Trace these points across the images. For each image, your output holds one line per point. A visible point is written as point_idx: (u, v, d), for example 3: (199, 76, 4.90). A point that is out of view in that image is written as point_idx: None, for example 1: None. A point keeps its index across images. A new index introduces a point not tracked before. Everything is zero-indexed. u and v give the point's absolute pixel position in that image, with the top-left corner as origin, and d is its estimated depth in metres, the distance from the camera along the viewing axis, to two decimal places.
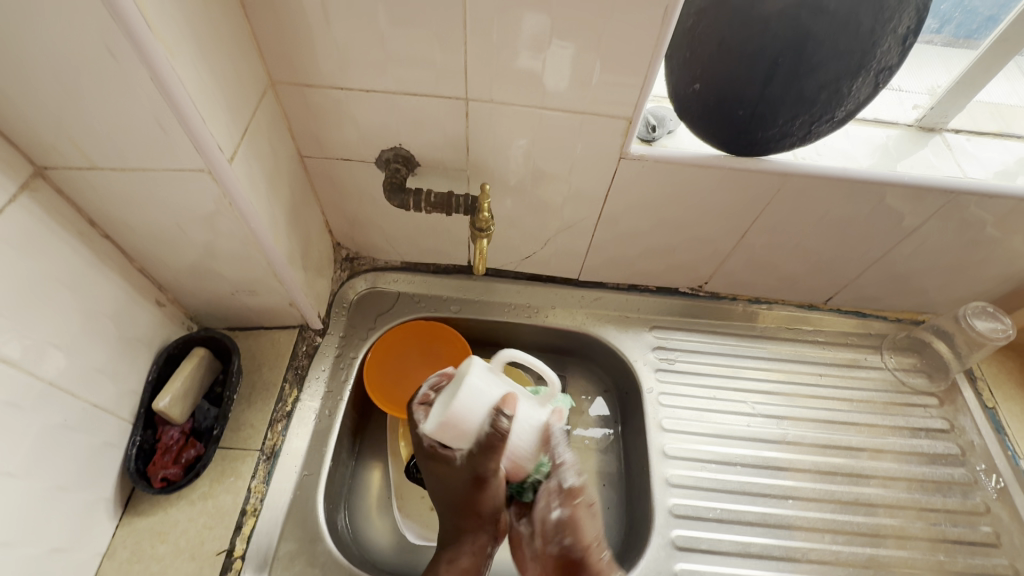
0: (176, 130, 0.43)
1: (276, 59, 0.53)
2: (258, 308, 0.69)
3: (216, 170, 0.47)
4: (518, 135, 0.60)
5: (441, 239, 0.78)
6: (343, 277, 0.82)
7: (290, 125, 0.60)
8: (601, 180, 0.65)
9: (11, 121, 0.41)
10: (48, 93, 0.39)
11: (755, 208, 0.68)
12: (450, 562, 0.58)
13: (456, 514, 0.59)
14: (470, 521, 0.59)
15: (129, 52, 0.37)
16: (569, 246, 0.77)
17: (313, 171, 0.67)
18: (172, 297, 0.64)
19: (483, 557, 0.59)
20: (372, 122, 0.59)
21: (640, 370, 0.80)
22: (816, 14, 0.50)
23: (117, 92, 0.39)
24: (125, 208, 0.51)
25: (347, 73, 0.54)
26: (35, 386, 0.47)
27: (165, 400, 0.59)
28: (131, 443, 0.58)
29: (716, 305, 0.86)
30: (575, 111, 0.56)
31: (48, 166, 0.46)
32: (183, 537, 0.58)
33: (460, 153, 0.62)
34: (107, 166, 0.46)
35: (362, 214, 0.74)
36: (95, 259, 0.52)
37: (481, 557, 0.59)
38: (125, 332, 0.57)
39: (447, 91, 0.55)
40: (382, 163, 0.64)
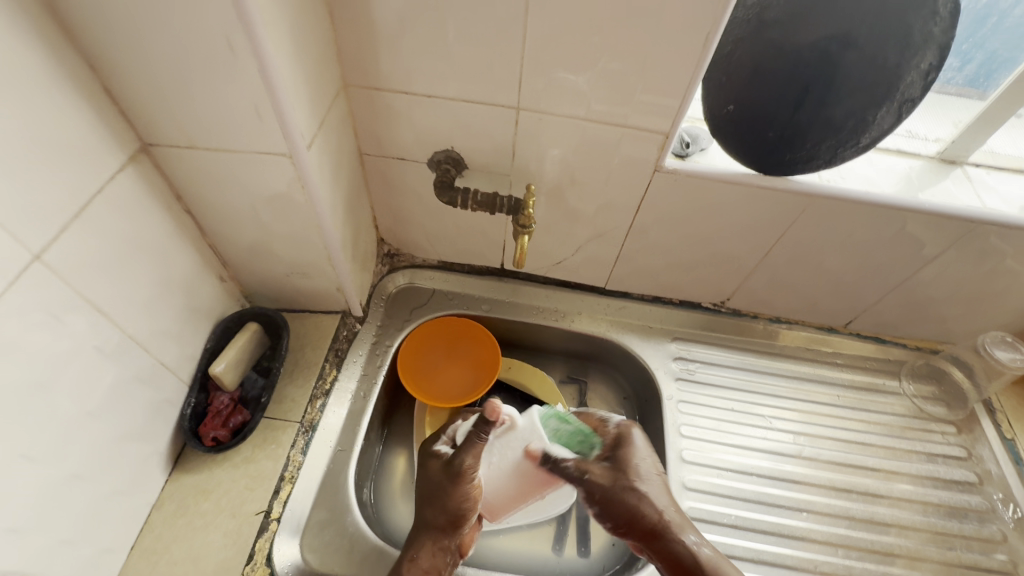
0: (269, 117, 0.48)
1: (352, 63, 0.59)
2: (307, 292, 0.74)
3: (296, 155, 0.52)
4: (562, 144, 0.65)
5: (478, 240, 0.83)
6: (383, 271, 0.87)
7: (355, 124, 0.66)
8: (635, 191, 0.69)
9: (131, 100, 0.47)
10: (168, 78, 0.45)
11: (779, 226, 0.72)
12: (412, 561, 0.60)
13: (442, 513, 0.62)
14: (439, 534, 0.62)
15: (244, 45, 0.42)
16: (599, 254, 0.82)
17: (369, 169, 0.73)
18: (233, 274, 0.70)
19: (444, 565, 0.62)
20: (429, 124, 0.65)
21: (661, 378, 0.82)
22: (843, 48, 0.54)
23: (226, 81, 0.45)
24: (210, 187, 0.56)
25: (414, 78, 0.60)
26: (118, 337, 0.52)
27: (221, 365, 0.63)
28: (187, 403, 0.62)
29: (737, 321, 0.89)
30: (617, 124, 0.61)
31: (152, 142, 0.51)
32: (226, 496, 0.61)
33: (506, 158, 0.68)
34: (202, 146, 0.52)
35: (408, 212, 0.79)
36: (176, 231, 0.58)
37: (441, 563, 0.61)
38: (191, 300, 0.62)
39: (502, 99, 0.61)
40: (434, 164, 0.70)
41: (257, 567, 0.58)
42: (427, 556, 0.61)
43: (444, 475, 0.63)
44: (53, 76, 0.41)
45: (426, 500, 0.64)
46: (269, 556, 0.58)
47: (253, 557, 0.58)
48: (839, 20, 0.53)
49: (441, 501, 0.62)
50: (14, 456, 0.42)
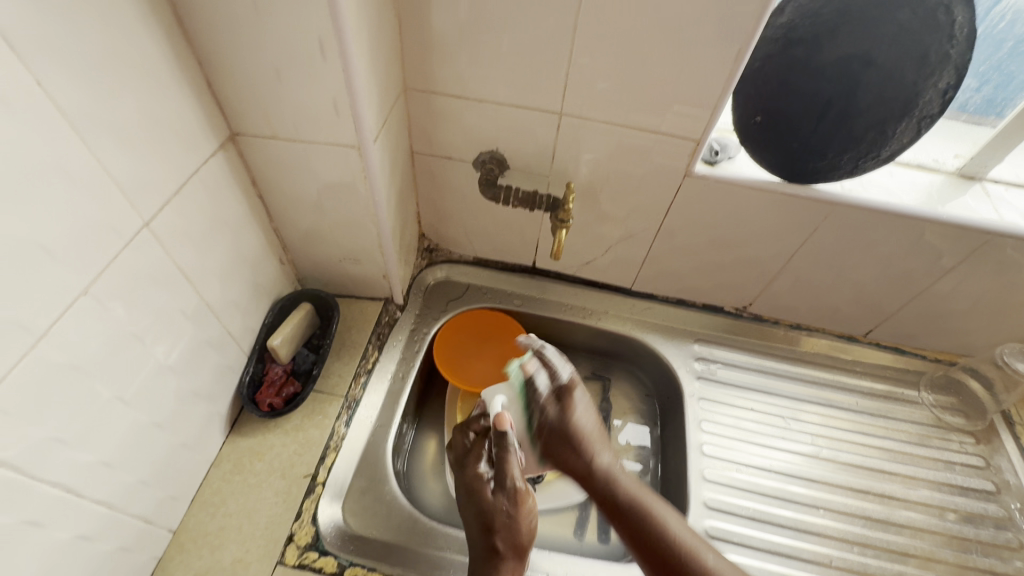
0: (345, 111, 0.54)
1: (414, 69, 0.66)
2: (355, 278, 0.80)
3: (363, 147, 0.58)
4: (599, 148, 0.70)
5: (513, 238, 0.88)
6: (422, 264, 0.93)
7: (410, 124, 0.73)
8: (666, 194, 0.74)
9: (228, 93, 0.54)
10: (263, 74, 0.52)
11: (803, 233, 0.75)
12: None
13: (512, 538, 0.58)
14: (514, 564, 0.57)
15: (331, 46, 0.48)
16: (627, 255, 0.86)
17: (418, 167, 0.79)
18: (290, 258, 0.76)
19: None
20: (477, 126, 0.71)
21: (682, 376, 0.86)
22: (866, 66, 0.59)
23: (312, 77, 0.51)
24: (283, 174, 0.63)
25: (468, 84, 0.66)
26: (197, 303, 0.58)
27: (277, 339, 0.69)
28: (245, 372, 0.68)
29: (759, 326, 0.92)
30: (652, 130, 0.66)
31: (239, 132, 0.58)
32: (278, 458, 0.66)
33: (546, 160, 0.73)
34: (282, 136, 0.58)
35: (450, 209, 0.85)
36: (250, 212, 0.65)
37: None
38: (256, 278, 0.69)
39: (547, 104, 0.66)
40: (479, 163, 0.76)
41: (304, 524, 0.62)
42: None
43: (503, 497, 0.61)
44: (171, 69, 0.48)
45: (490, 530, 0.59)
46: (314, 516, 0.63)
47: (300, 516, 0.62)
48: (861, 39, 0.57)
49: (510, 529, 0.58)
50: (114, 397, 0.48)
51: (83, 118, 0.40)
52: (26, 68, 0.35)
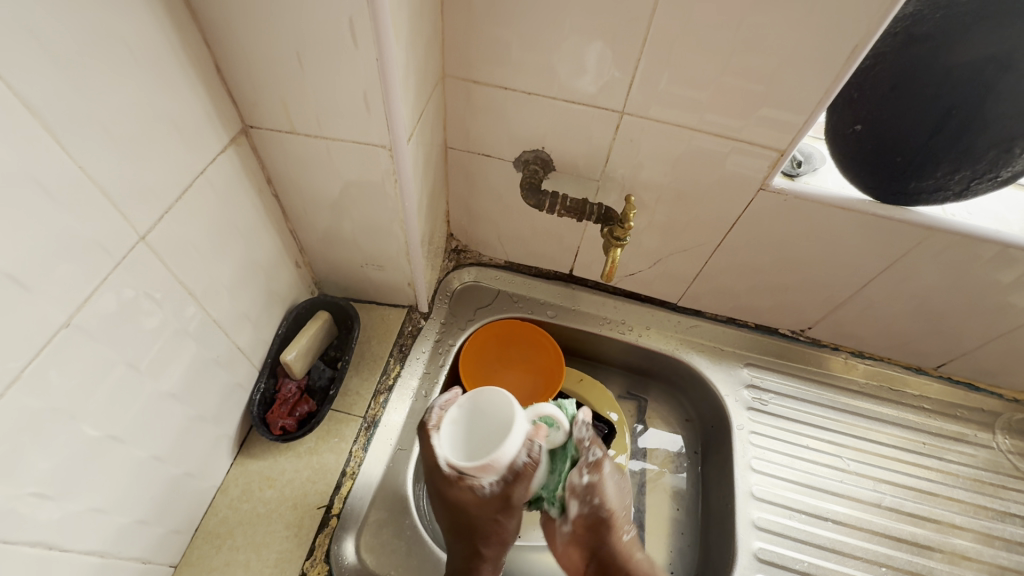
0: (377, 106, 0.46)
1: (455, 54, 0.56)
2: (378, 283, 0.72)
3: (395, 147, 0.50)
4: (662, 153, 0.61)
5: (551, 243, 0.79)
6: (449, 266, 0.85)
7: (446, 116, 0.64)
8: (733, 207, 0.65)
9: (240, 80, 0.46)
10: (281, 58, 0.43)
11: (887, 258, 0.66)
12: None
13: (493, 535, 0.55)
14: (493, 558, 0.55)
15: (366, 29, 0.40)
16: (678, 270, 0.77)
17: (451, 163, 0.70)
18: (308, 260, 0.69)
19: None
20: (523, 122, 0.62)
21: (731, 406, 0.78)
22: (1002, 71, 0.47)
23: (340, 66, 0.43)
24: (301, 172, 0.55)
25: (517, 74, 0.57)
26: (203, 320, 0.51)
27: (292, 353, 0.63)
28: (256, 389, 0.61)
29: (816, 351, 0.84)
30: (728, 136, 0.57)
31: (253, 125, 0.50)
32: (290, 485, 0.61)
33: (598, 163, 0.64)
34: (302, 132, 0.50)
35: (483, 210, 0.77)
36: (263, 214, 0.57)
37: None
38: (269, 285, 0.62)
39: (607, 101, 0.57)
40: (521, 163, 0.67)
41: (317, 563, 0.56)
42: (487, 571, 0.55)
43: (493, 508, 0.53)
44: (172, 51, 0.40)
45: (473, 529, 0.54)
46: (328, 553, 0.57)
47: (313, 553, 0.57)
48: (1003, 36, 0.46)
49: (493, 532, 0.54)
50: (108, 438, 0.42)
51: (62, 117, 0.32)
52: None
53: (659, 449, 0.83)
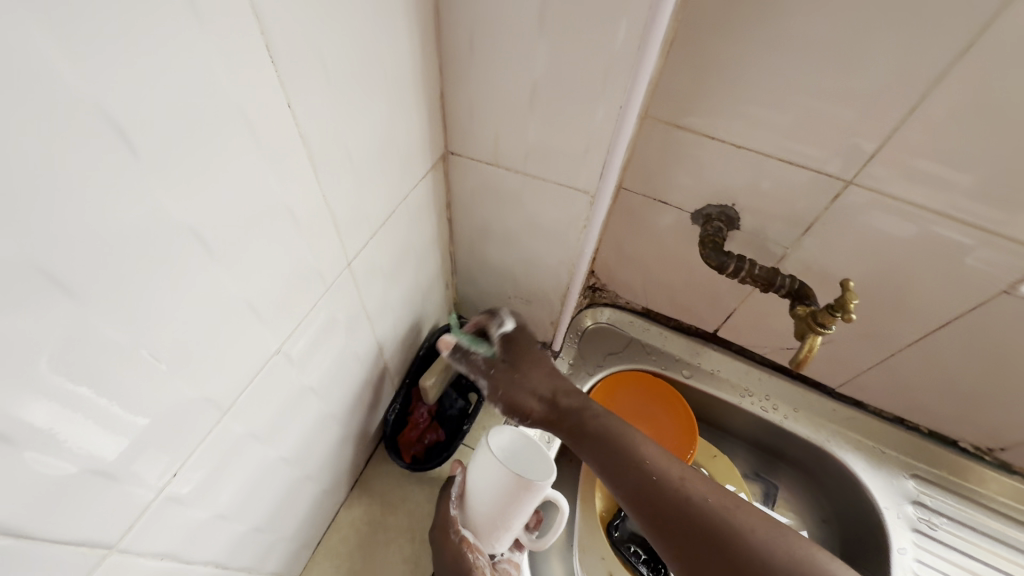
0: (599, 152, 0.42)
1: (667, 95, 0.51)
2: (519, 317, 0.69)
3: (599, 194, 0.46)
4: (885, 233, 0.52)
5: (704, 300, 0.72)
6: (582, 304, 0.80)
7: (631, 157, 0.59)
8: (955, 306, 0.55)
9: (459, 107, 0.43)
10: (513, 93, 0.40)
11: None
12: None
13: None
14: None
15: (624, 74, 0.36)
16: (850, 356, 0.68)
17: (619, 203, 0.66)
18: (455, 283, 0.67)
19: None
20: (720, 175, 0.56)
21: (891, 523, 0.68)
22: None
23: (575, 108, 0.39)
24: (484, 203, 0.52)
25: (734, 125, 0.51)
26: (370, 341, 0.49)
27: (430, 378, 0.60)
28: (392, 409, 0.60)
29: (1004, 477, 0.70)
30: (981, 228, 0.48)
31: (453, 151, 0.48)
32: (410, 516, 0.59)
33: (796, 230, 0.57)
34: (503, 165, 0.47)
35: (638, 254, 0.71)
36: (435, 237, 0.55)
37: None
38: (422, 306, 0.60)
39: (836, 168, 0.50)
40: (700, 217, 0.61)
41: None
42: None
43: (441, 547, 0.52)
44: (414, 78, 0.38)
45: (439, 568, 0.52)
46: None
47: None
48: None
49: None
50: (280, 459, 0.41)
51: (323, 146, 0.31)
52: (283, 87, 0.26)
53: None
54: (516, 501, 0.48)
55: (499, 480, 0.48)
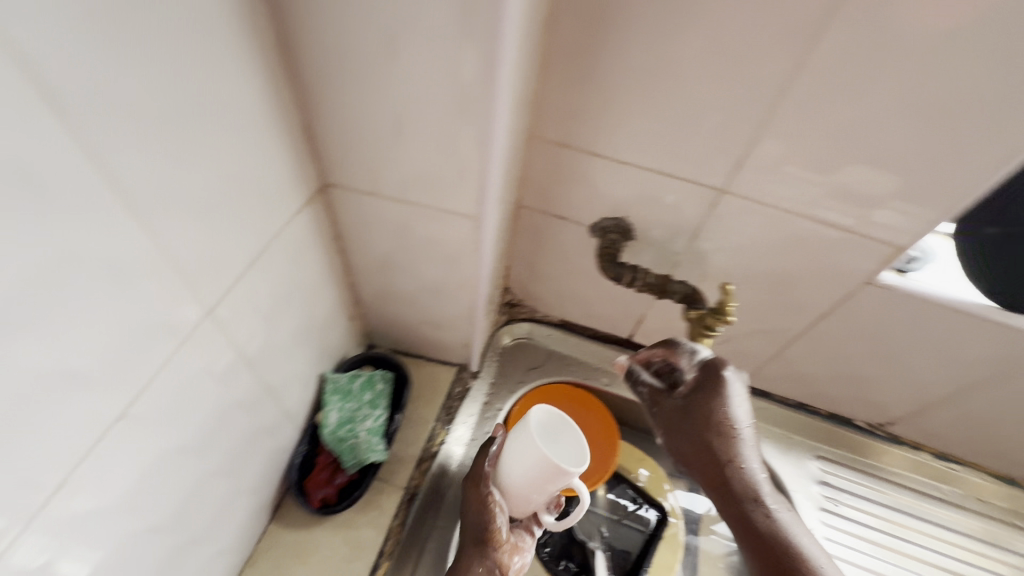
0: (474, 178, 0.42)
1: (547, 115, 0.52)
2: (431, 342, 0.67)
3: (483, 217, 0.45)
4: (760, 236, 0.56)
5: (616, 308, 0.74)
6: (501, 321, 0.80)
7: (524, 176, 0.60)
8: (831, 298, 0.59)
9: (326, 138, 0.42)
10: (378, 122, 0.39)
11: (1002, 365, 0.59)
12: None
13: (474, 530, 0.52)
14: (470, 554, 0.52)
15: (481, 103, 0.36)
16: (753, 350, 0.71)
17: (521, 221, 0.66)
18: (360, 313, 0.65)
19: None
20: (608, 190, 0.57)
21: (800, 504, 0.72)
22: None
23: (440, 136, 0.39)
24: (373, 232, 0.51)
25: (614, 142, 0.52)
26: (256, 387, 0.47)
27: (333, 416, 0.58)
28: (297, 453, 0.57)
29: (894, 448, 0.76)
30: (839, 226, 0.52)
31: (330, 183, 0.46)
32: (323, 564, 0.56)
33: (685, 237, 0.59)
34: (382, 193, 0.46)
35: (547, 269, 0.72)
36: (326, 270, 0.53)
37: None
38: (322, 342, 0.58)
39: (710, 178, 0.52)
40: (598, 230, 0.62)
41: None
42: None
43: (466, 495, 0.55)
44: (266, 112, 0.36)
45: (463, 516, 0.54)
46: None
47: None
48: None
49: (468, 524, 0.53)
50: (147, 528, 0.37)
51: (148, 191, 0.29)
52: (73, 131, 0.24)
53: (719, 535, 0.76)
54: (548, 481, 0.49)
55: (535, 463, 0.48)
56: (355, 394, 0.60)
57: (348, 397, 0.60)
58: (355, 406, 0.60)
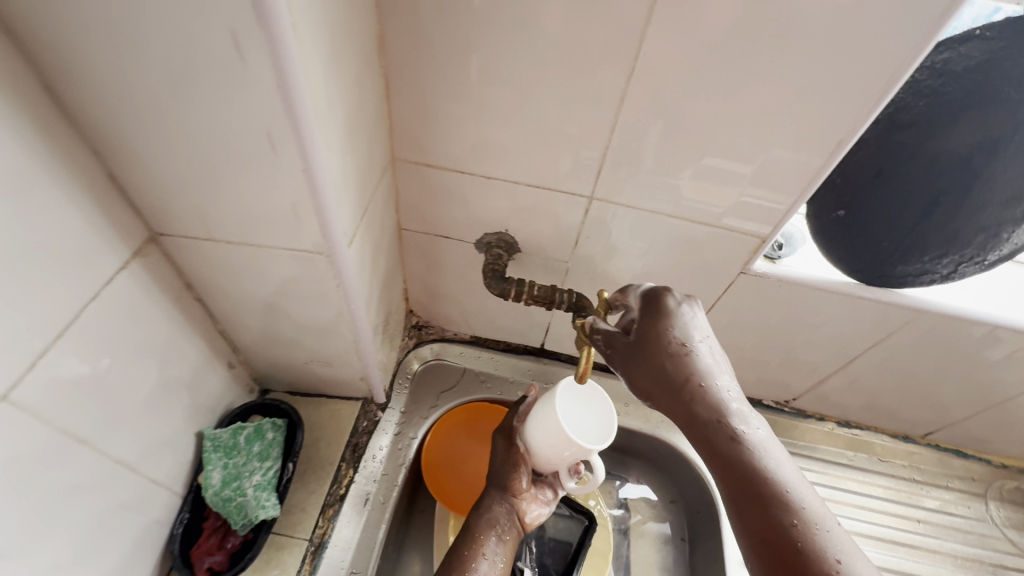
0: (310, 217, 0.39)
1: (404, 137, 0.50)
2: (327, 379, 0.64)
3: (335, 254, 0.43)
4: (637, 238, 0.56)
5: (521, 320, 0.73)
6: (409, 344, 0.77)
7: (398, 199, 0.58)
8: (713, 290, 0.60)
9: (141, 187, 0.38)
10: (189, 167, 0.36)
11: (875, 336, 0.62)
12: (480, 521, 0.59)
13: (500, 474, 0.62)
14: (495, 493, 0.61)
15: (289, 142, 0.34)
16: None
17: (407, 243, 0.64)
18: (243, 359, 0.61)
19: (507, 519, 0.60)
20: (483, 206, 0.56)
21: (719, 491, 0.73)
22: (992, 159, 0.44)
23: (260, 177, 0.37)
24: (227, 278, 0.48)
25: (476, 159, 0.51)
26: (101, 465, 0.43)
27: (216, 476, 0.54)
28: (178, 521, 0.53)
29: (801, 422, 0.79)
30: (704, 223, 0.53)
31: (162, 232, 0.43)
32: None
33: (567, 246, 0.59)
34: (222, 238, 0.43)
35: (446, 288, 0.70)
36: (182, 323, 0.49)
37: (503, 517, 0.60)
38: (194, 398, 0.54)
39: (576, 187, 0.52)
40: (483, 246, 0.61)
41: None
42: (493, 516, 0.60)
43: (501, 451, 0.64)
44: (47, 169, 0.33)
45: (493, 466, 0.63)
46: None
47: None
48: (991, 125, 0.43)
49: (496, 471, 0.63)
50: None
51: None
52: None
53: (647, 531, 0.77)
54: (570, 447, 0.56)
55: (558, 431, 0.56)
56: (240, 449, 0.56)
57: (232, 453, 0.56)
58: (240, 462, 0.56)
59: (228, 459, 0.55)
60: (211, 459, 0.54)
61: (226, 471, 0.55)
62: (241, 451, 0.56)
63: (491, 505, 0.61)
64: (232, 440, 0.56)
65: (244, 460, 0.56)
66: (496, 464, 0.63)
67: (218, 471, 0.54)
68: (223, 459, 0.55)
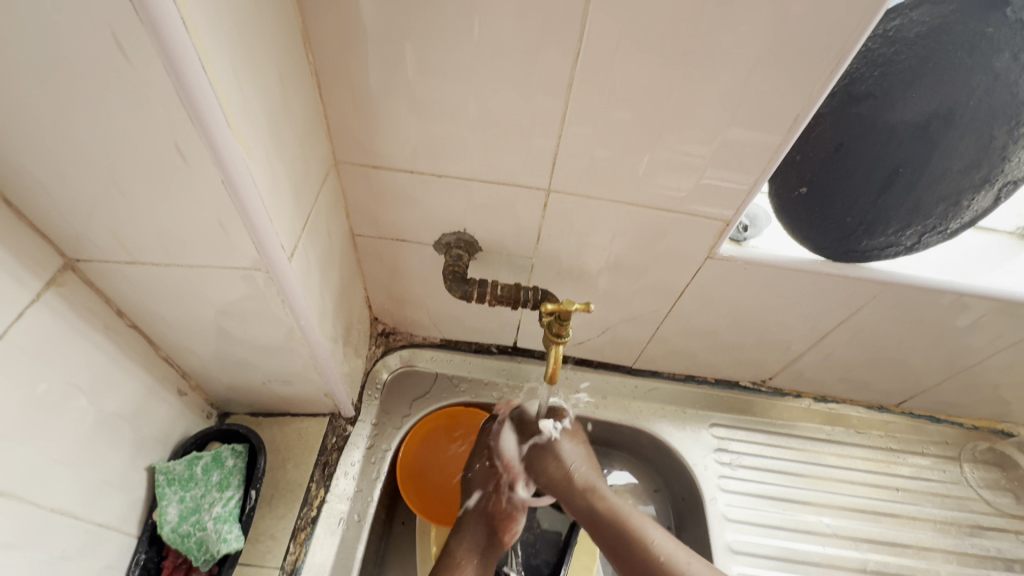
0: (240, 233, 0.36)
1: (345, 139, 0.47)
2: (289, 397, 0.61)
3: (274, 270, 0.40)
4: (599, 229, 0.54)
5: (490, 320, 0.71)
6: (377, 353, 0.73)
7: (346, 203, 0.54)
8: (682, 276, 0.59)
9: (44, 212, 0.35)
10: (96, 188, 0.33)
11: (845, 311, 0.62)
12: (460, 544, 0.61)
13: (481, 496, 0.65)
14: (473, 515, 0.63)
15: (201, 154, 0.31)
16: (632, 336, 0.70)
17: (362, 249, 0.61)
18: (195, 384, 0.57)
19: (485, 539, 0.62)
20: (437, 206, 0.53)
21: (700, 477, 0.73)
22: (948, 127, 0.43)
23: (176, 193, 0.34)
24: (161, 302, 0.44)
25: (424, 157, 0.48)
26: (32, 517, 0.39)
27: (172, 512, 0.51)
28: (134, 563, 0.50)
29: (779, 401, 0.79)
30: (666, 209, 0.51)
31: (79, 258, 0.39)
32: None
33: (529, 242, 0.57)
34: (147, 261, 0.39)
35: (409, 293, 0.68)
36: (117, 354, 0.46)
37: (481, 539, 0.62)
38: (140, 431, 0.50)
39: (530, 180, 0.50)
40: (442, 246, 0.58)
41: None
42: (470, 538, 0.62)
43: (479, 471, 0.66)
44: None
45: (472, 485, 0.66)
46: None
47: None
48: (945, 91, 0.42)
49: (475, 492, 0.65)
50: None
51: None
52: None
53: None
54: None
55: None
56: (194, 481, 0.53)
57: (186, 485, 0.53)
58: (196, 493, 0.53)
59: (182, 492, 0.52)
60: (163, 495, 0.51)
61: (183, 504, 0.52)
62: (197, 482, 0.53)
63: (468, 526, 0.63)
64: (185, 472, 0.53)
65: (201, 491, 0.53)
66: (474, 485, 0.66)
67: (172, 507, 0.51)
68: (177, 493, 0.52)
